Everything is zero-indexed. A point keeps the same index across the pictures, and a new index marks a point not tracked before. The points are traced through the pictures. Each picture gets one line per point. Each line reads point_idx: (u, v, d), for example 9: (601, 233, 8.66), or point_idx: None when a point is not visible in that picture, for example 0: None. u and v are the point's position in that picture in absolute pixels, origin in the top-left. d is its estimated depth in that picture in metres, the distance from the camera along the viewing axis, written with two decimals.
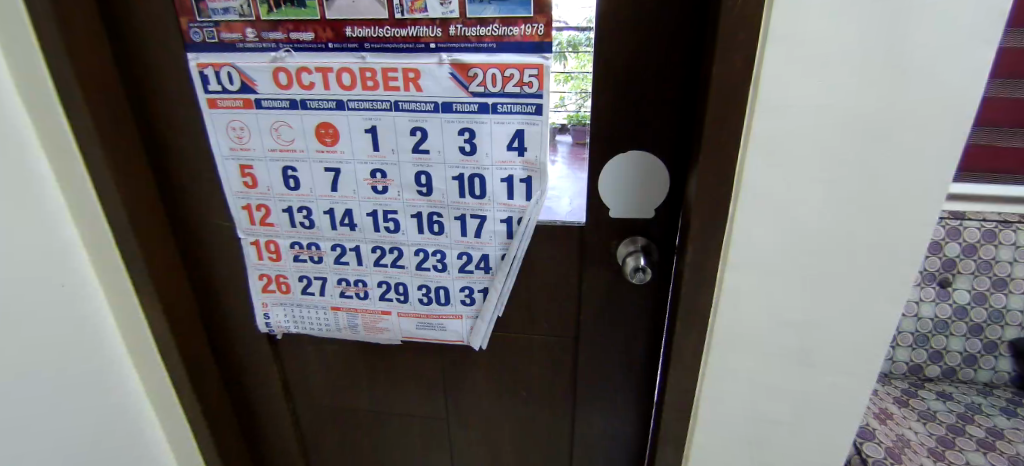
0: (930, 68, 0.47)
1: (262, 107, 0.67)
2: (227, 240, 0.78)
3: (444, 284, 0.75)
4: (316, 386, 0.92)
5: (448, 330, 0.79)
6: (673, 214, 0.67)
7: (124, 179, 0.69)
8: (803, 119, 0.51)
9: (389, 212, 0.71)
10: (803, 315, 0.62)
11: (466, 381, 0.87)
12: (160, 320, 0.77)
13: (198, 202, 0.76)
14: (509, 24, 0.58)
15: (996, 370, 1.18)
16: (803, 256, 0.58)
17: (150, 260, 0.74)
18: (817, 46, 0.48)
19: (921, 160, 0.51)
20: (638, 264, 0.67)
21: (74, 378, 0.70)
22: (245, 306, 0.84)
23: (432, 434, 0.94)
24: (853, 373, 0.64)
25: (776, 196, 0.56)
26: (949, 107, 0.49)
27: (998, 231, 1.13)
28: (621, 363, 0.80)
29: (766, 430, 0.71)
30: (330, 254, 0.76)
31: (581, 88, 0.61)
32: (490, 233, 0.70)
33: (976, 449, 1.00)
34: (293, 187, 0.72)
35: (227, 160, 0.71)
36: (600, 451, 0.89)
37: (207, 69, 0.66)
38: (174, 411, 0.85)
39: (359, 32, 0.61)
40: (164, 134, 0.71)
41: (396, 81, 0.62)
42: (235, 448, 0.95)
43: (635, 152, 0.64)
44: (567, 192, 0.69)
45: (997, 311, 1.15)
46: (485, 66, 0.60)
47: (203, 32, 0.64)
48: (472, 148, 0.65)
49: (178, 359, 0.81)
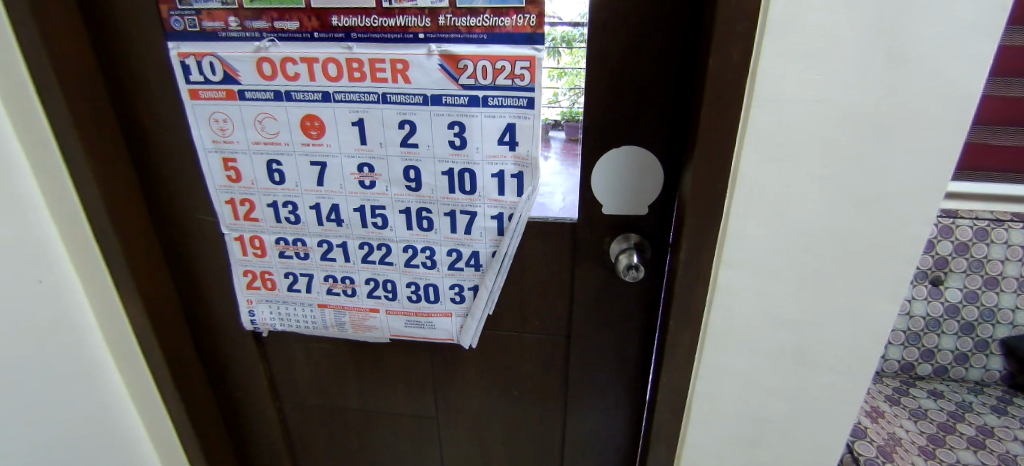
0: (929, 65, 0.46)
1: (245, 99, 0.65)
2: (212, 235, 0.76)
3: (434, 281, 0.74)
4: (304, 384, 0.91)
5: (438, 329, 0.78)
6: (667, 211, 0.66)
7: (104, 172, 0.66)
8: (803, 113, 0.50)
9: (377, 207, 0.69)
10: (799, 314, 0.61)
11: (456, 380, 0.86)
12: (143, 320, 0.75)
13: (182, 196, 0.74)
14: (501, 14, 0.56)
15: (987, 369, 1.19)
16: (799, 255, 0.57)
17: (132, 258, 0.71)
18: (818, 37, 0.47)
19: (920, 156, 0.50)
20: (631, 261, 0.65)
21: (61, 377, 0.69)
22: (229, 303, 0.82)
23: (423, 433, 0.93)
24: (848, 372, 0.64)
25: (773, 192, 0.54)
26: (949, 104, 0.48)
27: (991, 229, 1.12)
28: (613, 362, 0.79)
29: (758, 430, 0.70)
30: (316, 250, 0.74)
31: (575, 84, 0.60)
32: (481, 229, 0.69)
33: (967, 447, 1.00)
34: (278, 182, 0.70)
35: (209, 153, 0.69)
36: (590, 451, 0.89)
37: (188, 59, 0.63)
38: (158, 414, 0.83)
39: (346, 21, 0.59)
40: (146, 126, 0.69)
41: (384, 72, 0.60)
42: (222, 449, 0.93)
43: (627, 148, 0.62)
44: (560, 188, 0.67)
45: (990, 310, 1.15)
46: (476, 58, 0.58)
47: (183, 20, 0.62)
48: (462, 142, 0.63)
49: (161, 359, 0.78)
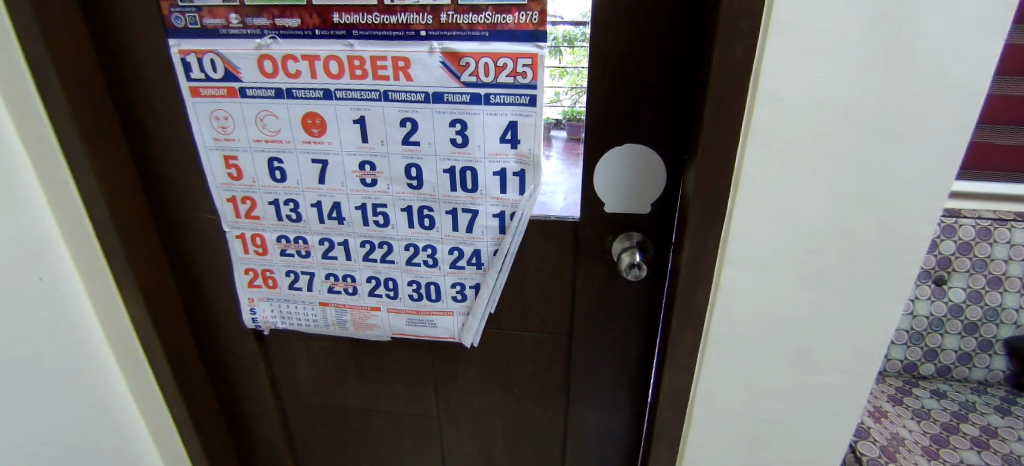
0: (934, 63, 0.46)
1: (246, 96, 0.64)
2: (213, 234, 0.76)
3: (435, 280, 0.74)
4: (305, 383, 0.91)
5: (440, 327, 0.78)
6: (670, 211, 0.66)
7: (104, 170, 0.66)
8: (806, 111, 0.50)
9: (378, 205, 0.69)
10: (802, 313, 0.61)
11: (457, 379, 0.86)
12: (145, 318, 0.75)
13: (183, 194, 0.74)
14: (502, 11, 0.56)
15: (990, 369, 1.18)
16: (801, 254, 0.57)
17: (134, 256, 0.71)
18: (823, 34, 0.46)
19: (924, 155, 0.50)
20: (634, 260, 0.64)
21: (62, 376, 0.69)
22: (230, 301, 0.82)
23: (424, 432, 0.93)
24: (850, 372, 0.64)
25: (776, 191, 0.54)
26: (954, 102, 0.47)
27: (995, 229, 1.12)
28: (615, 361, 0.79)
29: (761, 429, 0.70)
30: (317, 248, 0.74)
31: (577, 83, 0.59)
32: (483, 228, 0.69)
33: (970, 448, 1.00)
34: (279, 180, 0.70)
35: (211, 151, 0.69)
36: (591, 450, 0.88)
37: (190, 56, 0.63)
38: (160, 412, 0.83)
39: (347, 18, 0.58)
40: (147, 124, 0.69)
41: (385, 70, 0.60)
42: (223, 448, 0.93)
43: (629, 146, 0.62)
44: (561, 187, 0.67)
45: (993, 309, 1.15)
46: (478, 55, 0.58)
47: (184, 17, 0.61)
48: (464, 140, 0.63)
49: (162, 358, 0.78)
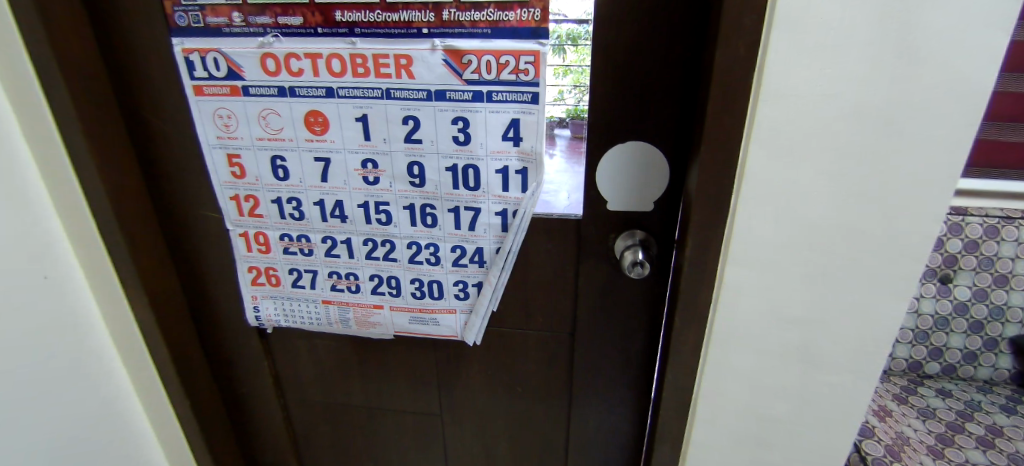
0: (940, 59, 0.46)
1: (249, 95, 0.64)
2: (216, 231, 0.76)
3: (438, 278, 0.74)
4: (308, 380, 0.91)
5: (442, 325, 0.78)
6: (673, 208, 0.65)
7: (108, 169, 0.66)
8: (810, 108, 0.49)
9: (381, 203, 0.69)
10: (805, 311, 0.60)
11: (460, 377, 0.86)
12: (148, 316, 0.75)
13: (186, 193, 0.74)
14: (505, 9, 0.56)
15: (996, 367, 1.17)
16: (805, 252, 0.57)
17: (138, 255, 0.72)
18: (827, 31, 0.46)
19: (929, 152, 0.50)
20: (636, 258, 0.64)
21: (67, 374, 0.69)
22: (233, 299, 0.82)
23: (427, 430, 0.93)
24: (854, 370, 0.63)
25: (780, 188, 0.54)
26: (960, 98, 0.47)
27: (1001, 227, 1.11)
28: (618, 359, 0.78)
29: (765, 428, 0.70)
30: (320, 246, 0.74)
31: (581, 82, 0.59)
32: (485, 226, 0.69)
33: (976, 447, 0.99)
34: (282, 178, 0.70)
35: (214, 149, 0.69)
36: (594, 449, 0.88)
37: (193, 55, 0.63)
38: (164, 410, 0.83)
39: (349, 16, 0.58)
40: (150, 122, 0.69)
41: (387, 67, 0.60)
42: (228, 445, 0.94)
43: (632, 144, 0.62)
44: (565, 186, 0.67)
45: (999, 308, 1.14)
46: (480, 52, 0.58)
47: (187, 16, 0.62)
48: (466, 138, 0.63)
49: (167, 355, 0.79)
